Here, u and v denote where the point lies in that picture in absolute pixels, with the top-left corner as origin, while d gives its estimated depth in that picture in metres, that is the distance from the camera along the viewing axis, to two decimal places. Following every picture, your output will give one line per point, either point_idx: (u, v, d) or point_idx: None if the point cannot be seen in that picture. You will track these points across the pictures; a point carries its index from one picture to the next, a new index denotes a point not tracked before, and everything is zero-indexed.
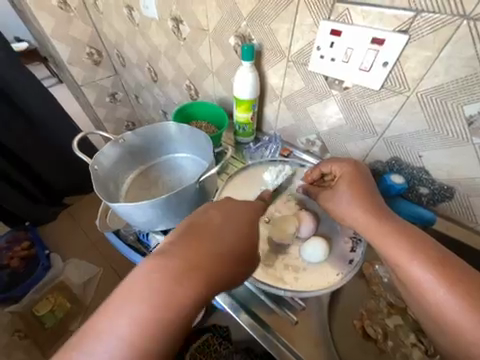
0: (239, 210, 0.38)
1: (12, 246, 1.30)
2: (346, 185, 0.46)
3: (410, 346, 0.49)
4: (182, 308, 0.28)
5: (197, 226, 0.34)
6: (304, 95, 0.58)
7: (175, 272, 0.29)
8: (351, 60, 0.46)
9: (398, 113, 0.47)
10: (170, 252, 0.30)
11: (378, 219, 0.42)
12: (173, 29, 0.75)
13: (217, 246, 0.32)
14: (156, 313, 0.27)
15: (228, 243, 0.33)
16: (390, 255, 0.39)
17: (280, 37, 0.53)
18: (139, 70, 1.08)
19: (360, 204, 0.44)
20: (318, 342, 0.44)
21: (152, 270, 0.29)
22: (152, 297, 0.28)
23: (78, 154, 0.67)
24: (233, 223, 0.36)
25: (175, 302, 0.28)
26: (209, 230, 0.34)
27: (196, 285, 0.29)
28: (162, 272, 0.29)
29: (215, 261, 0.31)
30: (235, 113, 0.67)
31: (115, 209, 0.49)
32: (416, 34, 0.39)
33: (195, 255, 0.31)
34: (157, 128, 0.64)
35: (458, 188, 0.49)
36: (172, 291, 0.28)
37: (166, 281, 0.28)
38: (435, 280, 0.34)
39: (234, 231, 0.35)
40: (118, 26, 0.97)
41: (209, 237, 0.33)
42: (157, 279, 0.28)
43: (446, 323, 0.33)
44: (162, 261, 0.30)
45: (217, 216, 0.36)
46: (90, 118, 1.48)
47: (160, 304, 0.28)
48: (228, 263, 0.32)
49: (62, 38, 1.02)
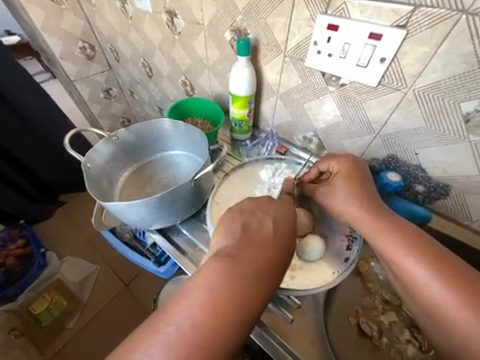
0: (286, 214, 0.39)
1: (6, 244, 1.28)
2: (343, 182, 0.46)
3: (405, 342, 0.49)
4: (244, 306, 0.29)
5: (250, 229, 0.35)
6: (301, 91, 0.57)
7: (237, 272, 0.30)
8: (348, 55, 0.45)
9: (395, 109, 0.47)
10: (233, 254, 0.32)
11: (374, 216, 0.41)
12: (168, 22, 0.73)
13: (273, 251, 0.33)
14: (221, 311, 0.28)
15: (280, 246, 0.34)
16: (386, 252, 0.38)
17: (276, 31, 0.52)
18: (133, 64, 1.06)
19: (357, 201, 0.44)
20: (314, 341, 0.44)
21: (218, 269, 0.30)
22: (218, 295, 0.29)
23: (70, 151, 0.65)
24: (284, 228, 0.37)
25: (239, 301, 0.29)
26: (262, 234, 0.35)
27: (256, 286, 0.30)
28: (227, 272, 0.30)
29: (270, 263, 0.32)
30: (231, 110, 0.66)
31: (108, 208, 0.48)
32: (413, 29, 0.38)
33: (254, 259, 0.32)
34: (151, 124, 0.63)
35: (454, 186, 0.49)
36: (236, 291, 0.29)
37: (231, 280, 0.30)
38: (430, 276, 0.34)
39: (285, 234, 0.36)
40: (111, 20, 0.94)
41: (264, 242, 0.34)
42: (221, 277, 0.30)
43: (440, 319, 0.33)
44: (224, 260, 0.31)
45: (269, 220, 0.37)
46: (85, 115, 1.45)
47: (224, 301, 0.28)
48: (280, 265, 0.33)
49: (53, 31, 0.99)
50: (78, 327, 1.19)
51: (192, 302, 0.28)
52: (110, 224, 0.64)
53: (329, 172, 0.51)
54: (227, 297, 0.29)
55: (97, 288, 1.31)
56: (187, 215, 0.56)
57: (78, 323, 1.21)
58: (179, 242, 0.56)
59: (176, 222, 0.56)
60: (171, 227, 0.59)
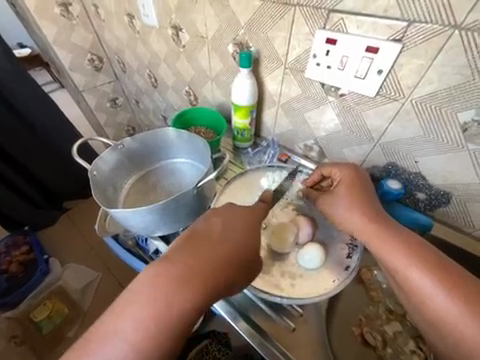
0: (239, 218, 0.39)
1: (10, 250, 1.29)
2: (346, 189, 0.47)
3: (410, 353, 0.48)
4: (184, 309, 0.30)
5: (196, 233, 0.35)
6: (302, 102, 0.59)
7: (174, 278, 0.30)
8: (346, 67, 0.47)
9: (393, 119, 0.48)
10: (173, 259, 0.32)
11: (376, 225, 0.42)
12: (173, 36, 0.77)
13: (218, 256, 0.33)
14: (156, 316, 0.29)
15: (227, 250, 0.34)
16: (389, 260, 0.39)
17: (277, 44, 0.54)
18: (138, 75, 1.10)
19: (360, 208, 0.44)
20: (315, 349, 0.44)
21: (155, 276, 0.30)
22: (156, 301, 0.29)
23: (76, 158, 0.67)
24: (234, 232, 0.36)
25: (175, 305, 0.30)
26: (208, 237, 0.35)
27: (195, 291, 0.31)
28: (164, 279, 0.30)
29: (213, 266, 0.32)
30: (233, 120, 0.68)
31: (113, 215, 0.49)
32: (409, 43, 0.39)
33: (196, 263, 0.32)
34: (156, 134, 0.65)
35: (455, 193, 0.49)
36: (172, 295, 0.30)
37: (168, 288, 0.30)
38: (435, 285, 0.34)
39: (232, 239, 0.35)
40: (119, 34, 0.98)
41: (211, 246, 0.34)
42: (159, 285, 0.30)
43: (447, 329, 0.33)
44: (161, 267, 0.31)
45: (218, 223, 0.37)
46: (91, 123, 1.49)
47: (160, 307, 0.29)
48: (226, 268, 0.33)
49: (64, 45, 1.04)
50: (79, 334, 1.18)
51: (128, 310, 0.29)
52: (114, 231, 0.66)
53: (331, 179, 0.51)
54: (162, 302, 0.29)
55: (99, 296, 1.30)
56: (190, 222, 0.57)
57: (79, 330, 1.20)
58: None
59: (179, 228, 0.57)
60: (173, 234, 0.59)
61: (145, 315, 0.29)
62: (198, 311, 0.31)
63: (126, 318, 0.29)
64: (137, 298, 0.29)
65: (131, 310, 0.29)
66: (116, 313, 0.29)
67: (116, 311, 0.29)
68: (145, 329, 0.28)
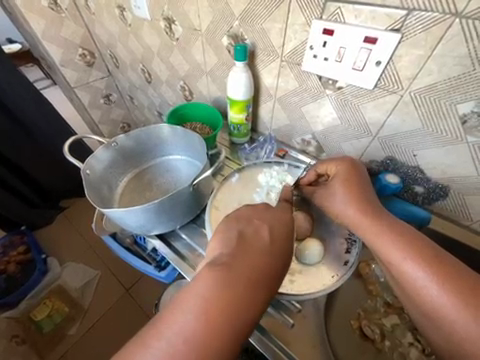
0: (280, 223, 0.38)
1: (7, 250, 1.28)
2: (341, 184, 0.46)
3: (408, 345, 0.49)
4: (243, 317, 0.28)
5: (246, 235, 0.34)
6: (299, 95, 0.57)
7: (234, 280, 0.30)
8: (344, 59, 0.45)
9: (391, 111, 0.47)
10: (229, 262, 0.31)
11: (372, 219, 0.41)
12: (166, 29, 0.74)
13: (268, 260, 0.33)
14: (220, 319, 0.27)
15: (277, 252, 0.34)
16: (384, 253, 0.38)
17: (273, 36, 0.53)
18: (132, 70, 1.07)
19: (355, 203, 0.43)
20: (315, 345, 0.44)
21: (214, 278, 0.29)
22: (217, 302, 0.28)
23: (69, 157, 0.65)
24: (280, 235, 0.36)
25: (239, 308, 0.28)
26: (259, 241, 0.34)
27: (252, 298, 0.29)
28: (223, 280, 0.29)
29: (266, 268, 0.32)
30: (229, 115, 0.67)
31: (109, 215, 0.48)
32: (408, 32, 0.38)
33: (249, 268, 0.31)
34: (151, 130, 0.63)
35: (454, 186, 0.49)
36: (236, 296, 0.29)
37: (228, 290, 0.29)
38: (430, 279, 0.34)
39: (278, 242, 0.35)
40: (110, 27, 0.95)
41: (262, 249, 0.33)
42: (219, 286, 0.29)
43: (440, 320, 0.33)
44: (219, 269, 0.30)
45: (264, 228, 0.36)
46: (85, 120, 1.46)
47: (220, 311, 0.27)
48: (276, 272, 0.32)
49: (53, 39, 1.01)
50: (80, 332, 1.19)
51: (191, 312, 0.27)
52: (111, 230, 0.65)
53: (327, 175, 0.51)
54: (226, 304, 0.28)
55: (98, 294, 1.30)
56: (187, 220, 0.57)
57: (80, 328, 1.20)
58: (179, 247, 0.56)
59: (176, 226, 0.56)
60: (170, 232, 0.59)
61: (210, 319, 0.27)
62: (258, 315, 0.29)
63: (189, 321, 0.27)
64: (200, 299, 0.28)
65: (195, 311, 0.27)
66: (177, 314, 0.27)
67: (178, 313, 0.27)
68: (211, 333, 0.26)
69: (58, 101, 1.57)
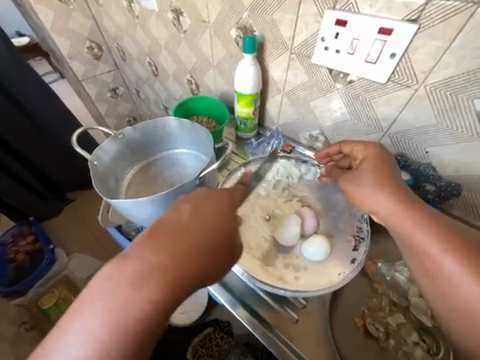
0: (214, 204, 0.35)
1: (16, 240, 1.31)
2: (373, 168, 0.41)
3: (413, 345, 0.48)
4: (146, 312, 0.27)
5: (162, 225, 0.31)
6: (307, 89, 0.56)
7: (137, 274, 0.28)
8: (357, 51, 0.44)
9: (404, 107, 0.45)
10: (134, 256, 0.29)
11: (407, 207, 0.37)
12: (173, 21, 0.74)
13: (186, 246, 0.31)
14: (114, 321, 0.26)
15: (196, 238, 0.31)
16: (420, 243, 0.35)
17: (283, 28, 0.51)
18: (139, 63, 1.07)
19: (388, 189, 0.39)
20: (318, 341, 0.45)
21: (113, 276, 0.28)
22: (115, 302, 0.27)
23: (77, 148, 0.65)
24: (208, 217, 0.33)
25: (139, 303, 0.27)
26: (176, 226, 0.31)
27: (159, 291, 0.28)
28: (122, 276, 0.28)
29: (181, 259, 0.30)
30: (236, 108, 0.65)
31: (116, 205, 0.49)
32: (426, 22, 0.37)
33: (160, 258, 0.29)
34: (157, 123, 0.63)
35: (467, 185, 0.47)
36: (135, 292, 0.27)
37: (129, 286, 0.28)
38: (467, 274, 0.31)
39: (202, 227, 0.32)
40: (118, 19, 0.95)
41: (179, 236, 0.31)
42: (119, 283, 0.28)
43: (474, 320, 0.30)
44: (120, 265, 0.28)
45: (187, 210, 0.33)
46: (92, 114, 1.47)
47: (120, 310, 0.27)
48: (195, 258, 0.31)
49: (62, 32, 1.01)
50: None
51: (87, 312, 0.27)
52: (117, 222, 0.66)
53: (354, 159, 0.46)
54: (126, 301, 0.27)
55: None
56: None
57: None
58: None
59: None
60: None
61: (106, 318, 0.26)
62: (166, 307, 0.28)
63: (85, 321, 0.26)
64: (97, 299, 0.27)
65: (91, 311, 0.27)
66: (75, 314, 0.27)
67: (75, 313, 0.27)
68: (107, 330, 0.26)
69: (65, 94, 1.58)
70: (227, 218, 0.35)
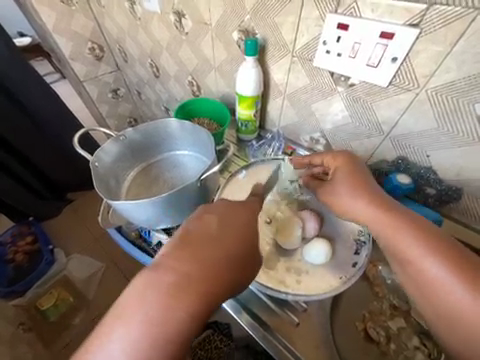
0: (240, 210, 0.35)
1: (16, 240, 1.31)
2: (347, 176, 0.43)
3: (413, 349, 0.48)
4: (183, 324, 0.26)
5: (193, 232, 0.31)
6: (309, 92, 0.56)
7: (172, 284, 0.27)
8: (358, 55, 0.44)
9: (405, 111, 0.46)
10: (167, 265, 0.28)
11: (384, 212, 0.38)
12: (175, 23, 0.74)
13: (219, 254, 0.30)
14: (150, 335, 0.25)
15: (227, 246, 0.31)
16: (401, 249, 0.35)
17: (285, 31, 0.52)
18: (140, 65, 1.07)
19: (363, 195, 0.40)
20: (319, 345, 0.44)
21: (147, 287, 0.27)
22: (149, 315, 0.26)
23: (78, 149, 0.65)
24: (237, 223, 0.33)
25: (175, 314, 0.26)
26: (207, 234, 0.31)
27: (195, 301, 0.27)
28: (157, 287, 0.27)
29: (215, 267, 0.29)
30: (237, 111, 0.66)
31: (116, 207, 0.49)
32: (427, 27, 0.37)
33: (194, 266, 0.28)
34: (159, 125, 0.63)
35: (468, 189, 0.47)
36: (170, 303, 0.26)
37: (164, 297, 0.26)
38: (452, 278, 0.30)
39: (231, 233, 0.32)
40: (120, 21, 0.96)
41: (211, 243, 0.30)
42: (154, 294, 0.26)
43: (462, 325, 0.29)
44: (154, 275, 0.27)
45: (216, 217, 0.33)
46: (93, 114, 1.47)
47: (156, 322, 0.25)
48: (229, 266, 0.30)
49: (63, 33, 1.02)
50: (84, 323, 1.20)
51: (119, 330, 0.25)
52: (116, 223, 0.66)
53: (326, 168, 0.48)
54: (159, 314, 0.26)
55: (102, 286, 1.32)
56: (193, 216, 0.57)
57: (84, 319, 1.22)
58: None
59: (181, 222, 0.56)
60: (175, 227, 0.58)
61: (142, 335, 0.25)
62: (202, 318, 0.27)
63: (117, 339, 0.25)
64: (129, 315, 0.25)
65: (125, 326, 0.25)
66: (105, 333, 0.25)
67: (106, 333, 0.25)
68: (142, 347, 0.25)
69: (67, 95, 1.58)
70: (253, 224, 0.35)
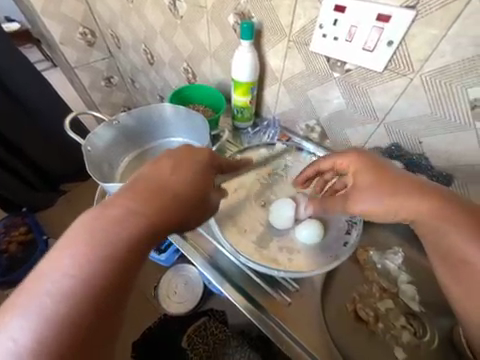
0: (193, 159, 0.37)
1: (9, 231, 1.31)
2: (371, 179, 0.39)
3: (401, 328, 0.50)
4: (124, 252, 0.28)
5: (143, 178, 0.33)
6: (304, 78, 0.56)
7: (116, 217, 0.30)
8: (354, 39, 0.44)
9: (400, 96, 0.46)
10: (113, 204, 0.30)
11: (423, 203, 0.36)
12: (170, 6, 0.72)
13: (167, 193, 0.33)
14: (93, 263, 0.27)
15: (177, 187, 0.34)
16: (461, 253, 0.33)
17: (281, 14, 0.51)
18: (134, 51, 1.04)
19: (396, 195, 0.37)
20: (310, 320, 0.46)
21: (91, 224, 0.29)
22: (91, 246, 0.27)
23: (71, 134, 0.64)
24: (187, 169, 0.36)
25: (118, 242, 0.28)
26: (156, 177, 0.34)
27: (140, 230, 0.30)
28: (101, 221, 0.29)
29: (161, 204, 0.32)
30: (233, 97, 0.65)
31: (112, 191, 0.49)
32: (423, 10, 0.37)
33: (140, 202, 0.31)
34: (152, 109, 0.63)
35: (458, 175, 0.48)
36: (113, 234, 0.28)
37: (108, 230, 0.29)
38: None
39: (182, 177, 0.35)
40: (112, 4, 0.93)
41: (160, 184, 0.33)
42: (98, 227, 0.28)
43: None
44: (99, 213, 0.29)
45: (167, 165, 0.35)
46: (85, 103, 1.43)
47: (99, 252, 0.27)
48: (175, 204, 0.33)
49: (53, 16, 0.98)
50: None
51: (62, 259, 0.27)
52: None
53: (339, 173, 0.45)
54: (105, 243, 0.28)
55: None
56: None
57: None
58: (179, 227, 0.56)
59: None
60: None
61: (82, 261, 0.27)
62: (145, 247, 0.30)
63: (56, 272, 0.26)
64: (76, 249, 0.27)
65: (67, 259, 0.27)
66: (44, 268, 0.26)
67: (46, 264, 0.26)
68: (84, 274, 0.26)
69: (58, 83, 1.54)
70: (205, 177, 0.37)
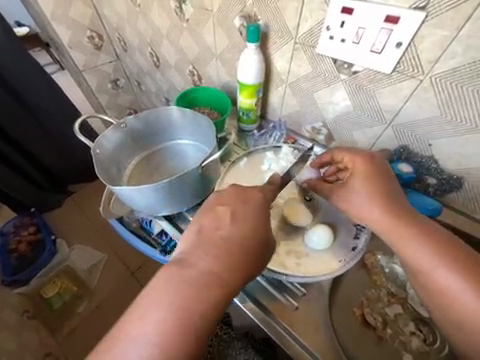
0: (250, 204, 0.36)
1: (19, 230, 1.34)
2: (361, 181, 0.41)
3: (409, 334, 0.49)
4: (199, 320, 0.29)
5: (206, 233, 0.33)
6: (312, 80, 0.55)
7: (187, 281, 0.30)
8: (362, 41, 0.44)
9: (409, 98, 0.45)
10: (184, 268, 0.31)
11: (399, 220, 0.38)
12: (176, 10, 0.73)
13: (232, 250, 0.32)
14: (171, 334, 0.28)
15: (239, 241, 0.33)
16: (422, 266, 0.35)
17: (287, 16, 0.51)
18: (140, 54, 1.06)
19: (378, 202, 0.39)
20: (317, 326, 0.46)
21: (165, 290, 0.29)
22: (167, 315, 0.28)
23: (80, 137, 0.64)
24: (248, 219, 0.34)
25: (194, 309, 0.29)
26: (218, 231, 0.33)
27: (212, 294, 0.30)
28: (174, 287, 0.30)
29: (228, 264, 0.31)
30: (239, 100, 0.65)
31: (120, 195, 0.50)
32: (434, 10, 0.36)
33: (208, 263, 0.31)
34: (160, 112, 0.63)
35: (468, 178, 0.47)
36: (187, 300, 0.29)
37: (181, 297, 0.29)
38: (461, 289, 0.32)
39: (243, 230, 0.33)
40: (119, 8, 0.94)
41: (223, 240, 0.33)
42: (171, 293, 0.29)
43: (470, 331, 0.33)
44: (174, 278, 0.30)
45: (227, 215, 0.34)
46: (92, 105, 1.45)
47: (176, 321, 0.28)
48: (241, 261, 0.32)
49: (62, 20, 1.00)
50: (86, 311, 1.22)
51: (142, 327, 0.28)
52: (118, 214, 0.65)
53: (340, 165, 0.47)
54: (180, 312, 0.28)
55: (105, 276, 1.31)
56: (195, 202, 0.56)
57: (87, 307, 1.24)
58: None
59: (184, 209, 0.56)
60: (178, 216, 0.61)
61: (164, 330, 0.28)
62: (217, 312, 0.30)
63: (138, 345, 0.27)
64: (152, 320, 0.28)
65: (145, 331, 0.28)
66: (121, 336, 0.28)
67: (126, 334, 0.28)
68: (164, 345, 0.27)
69: (66, 86, 1.57)
70: (265, 224, 0.35)
